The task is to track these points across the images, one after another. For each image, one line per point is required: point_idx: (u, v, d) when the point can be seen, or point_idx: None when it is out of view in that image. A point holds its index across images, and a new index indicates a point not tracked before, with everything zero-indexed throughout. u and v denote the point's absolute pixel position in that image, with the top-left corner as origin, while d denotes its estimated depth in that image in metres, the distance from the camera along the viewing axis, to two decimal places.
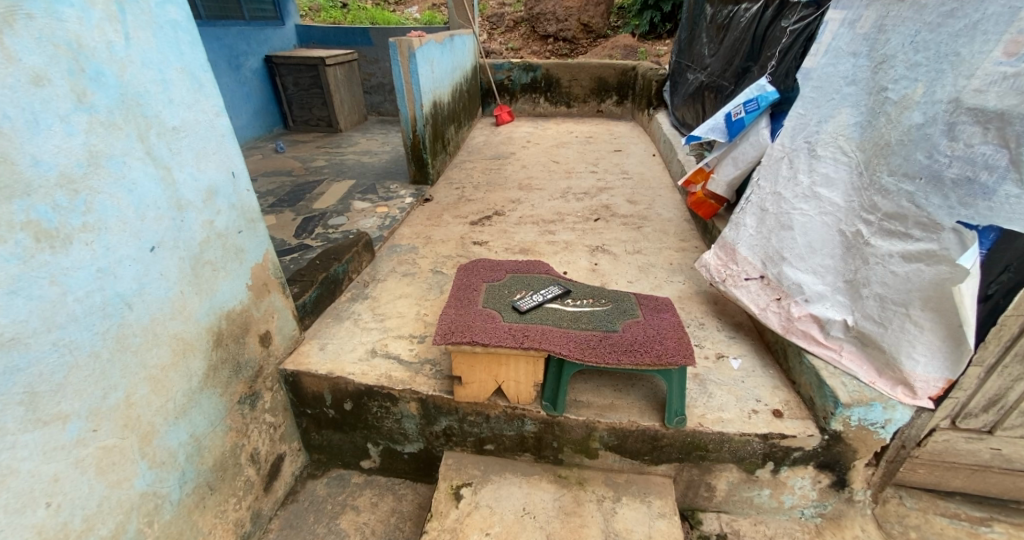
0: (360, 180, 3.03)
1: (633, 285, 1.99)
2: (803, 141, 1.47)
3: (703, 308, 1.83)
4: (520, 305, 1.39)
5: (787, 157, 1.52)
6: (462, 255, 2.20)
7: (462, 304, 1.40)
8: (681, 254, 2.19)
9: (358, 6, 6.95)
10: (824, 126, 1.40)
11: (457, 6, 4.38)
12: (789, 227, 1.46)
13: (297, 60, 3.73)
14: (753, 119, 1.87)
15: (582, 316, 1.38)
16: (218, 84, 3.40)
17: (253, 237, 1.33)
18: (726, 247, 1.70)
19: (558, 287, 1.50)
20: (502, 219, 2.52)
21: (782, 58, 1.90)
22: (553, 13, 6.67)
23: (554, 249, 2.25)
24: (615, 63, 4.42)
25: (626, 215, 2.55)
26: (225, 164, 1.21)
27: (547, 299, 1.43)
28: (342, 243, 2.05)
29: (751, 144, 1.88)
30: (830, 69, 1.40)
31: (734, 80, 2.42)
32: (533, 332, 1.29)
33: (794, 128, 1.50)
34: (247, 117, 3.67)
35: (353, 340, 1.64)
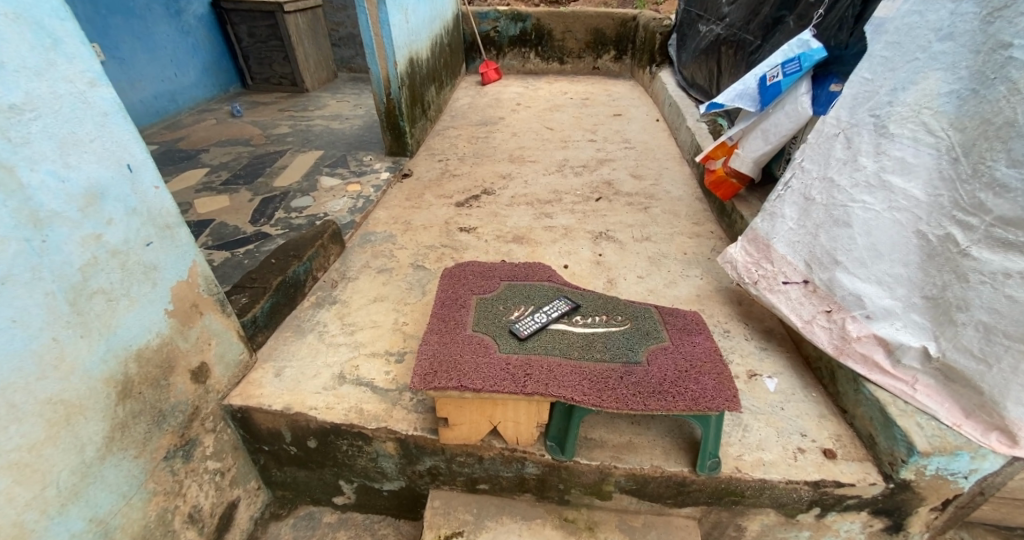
0: (329, 150, 2.64)
1: (645, 281, 1.72)
2: (868, 114, 1.17)
3: (726, 310, 1.59)
4: (519, 330, 1.11)
5: (843, 134, 1.23)
6: (447, 244, 1.90)
7: (446, 329, 1.12)
8: (696, 241, 1.92)
9: None
10: (900, 95, 1.11)
11: None
12: (847, 224, 1.20)
13: (250, 6, 3.24)
14: (791, 84, 1.55)
15: (594, 341, 1.11)
16: (156, 34, 2.92)
17: (173, 250, 1.02)
18: (758, 242, 1.45)
19: (566, 301, 1.22)
20: (492, 199, 2.20)
21: (832, 6, 1.56)
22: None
23: (552, 236, 1.96)
24: (614, 12, 3.96)
25: (631, 193, 2.25)
26: (117, 154, 0.88)
27: (553, 319, 1.16)
28: (305, 236, 1.74)
29: (786, 114, 1.57)
30: (914, 18, 1.09)
31: (760, 34, 2.07)
32: (537, 369, 1.02)
33: (855, 98, 1.21)
34: (195, 74, 3.20)
35: (316, 361, 1.36)
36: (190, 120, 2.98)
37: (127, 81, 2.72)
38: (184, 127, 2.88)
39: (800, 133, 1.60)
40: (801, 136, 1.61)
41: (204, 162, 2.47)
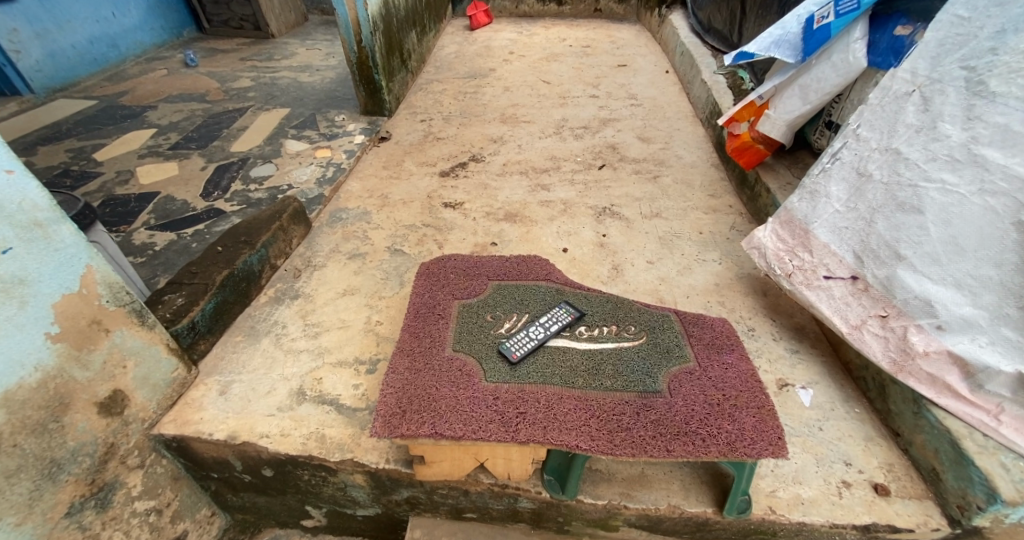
0: (297, 108, 2.24)
1: (655, 268, 1.50)
2: (959, 67, 0.92)
3: (750, 303, 1.37)
4: (509, 353, 0.89)
5: (920, 92, 0.97)
6: (429, 223, 1.65)
7: (419, 350, 0.90)
8: (713, 217, 1.68)
9: None
10: (1008, 40, 0.85)
11: None
12: (917, 209, 0.95)
13: None
14: (843, 27, 1.23)
15: (603, 362, 0.90)
16: None
17: (51, 257, 0.78)
18: (795, 225, 1.21)
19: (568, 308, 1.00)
20: (480, 167, 1.93)
21: None
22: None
23: (550, 213, 1.72)
24: None
25: (638, 159, 1.98)
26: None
27: (550, 336, 0.93)
28: (257, 218, 1.45)
29: (832, 67, 1.27)
30: None
31: None
32: (533, 404, 0.81)
33: (943, 44, 0.95)
34: (139, 14, 2.78)
35: (271, 373, 1.13)
36: (136, 71, 2.62)
37: (52, 21, 2.33)
38: (129, 79, 2.52)
39: (846, 91, 1.31)
40: (847, 94, 1.32)
41: (150, 122, 2.08)
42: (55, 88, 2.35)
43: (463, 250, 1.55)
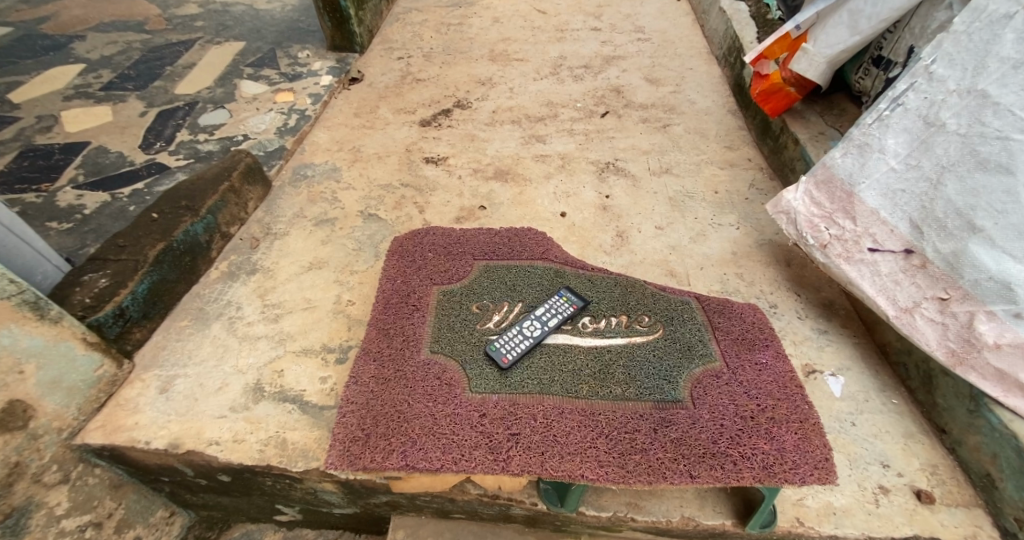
0: (252, 42, 1.90)
1: (664, 234, 1.32)
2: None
3: (771, 275, 1.21)
4: (501, 357, 0.74)
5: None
6: (408, 182, 1.44)
7: (390, 354, 0.76)
8: (729, 173, 1.49)
9: None
10: None
11: None
12: (1007, 170, 0.76)
13: None
14: None
15: (611, 364, 0.75)
16: None
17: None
18: (834, 188, 1.00)
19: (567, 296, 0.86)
20: (467, 115, 1.70)
21: None
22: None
23: (546, 170, 1.52)
24: None
25: (645, 104, 1.74)
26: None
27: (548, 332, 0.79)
28: (201, 175, 1.20)
29: None
30: None
31: None
32: (527, 422, 0.67)
33: None
34: None
35: (221, 365, 0.96)
36: None
37: None
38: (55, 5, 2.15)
39: (907, 16, 1.04)
40: (907, 21, 1.05)
41: (77, 56, 1.73)
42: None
43: (446, 215, 1.36)
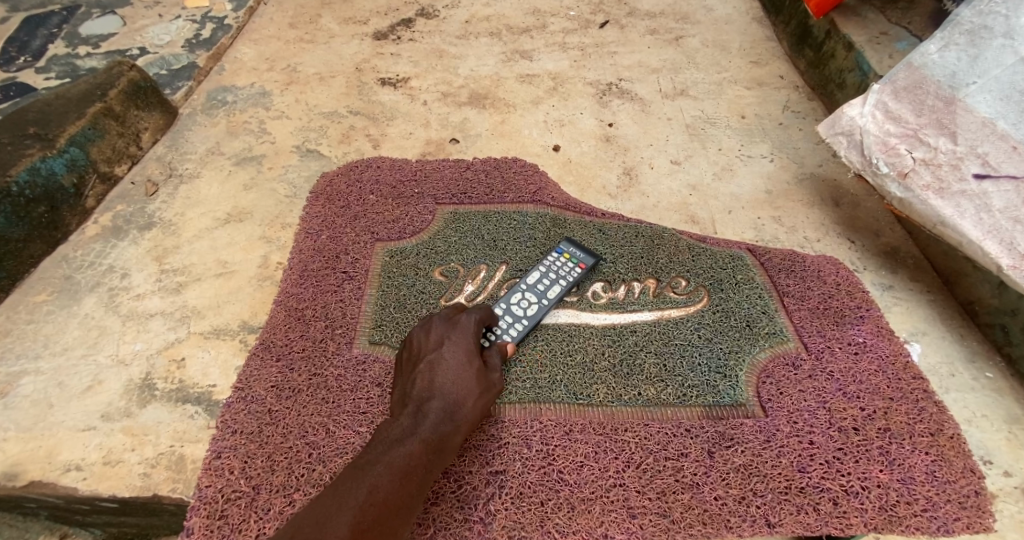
0: None
1: (683, 170, 1.05)
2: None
3: (817, 218, 0.97)
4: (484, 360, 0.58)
5: None
6: (360, 109, 1.14)
7: (307, 352, 0.63)
8: (758, 92, 1.20)
9: None
10: None
11: None
12: None
13: None
14: None
15: (642, 362, 0.60)
16: None
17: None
18: (924, 95, 0.74)
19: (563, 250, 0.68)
20: (434, 26, 1.36)
21: None
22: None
23: (533, 93, 1.22)
24: None
25: (651, 11, 1.41)
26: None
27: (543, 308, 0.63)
28: (65, 95, 0.88)
29: None
30: None
31: None
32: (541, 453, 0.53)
33: None
34: None
35: (92, 355, 0.70)
36: None
37: None
38: None
39: None
40: None
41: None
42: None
43: (409, 150, 1.07)
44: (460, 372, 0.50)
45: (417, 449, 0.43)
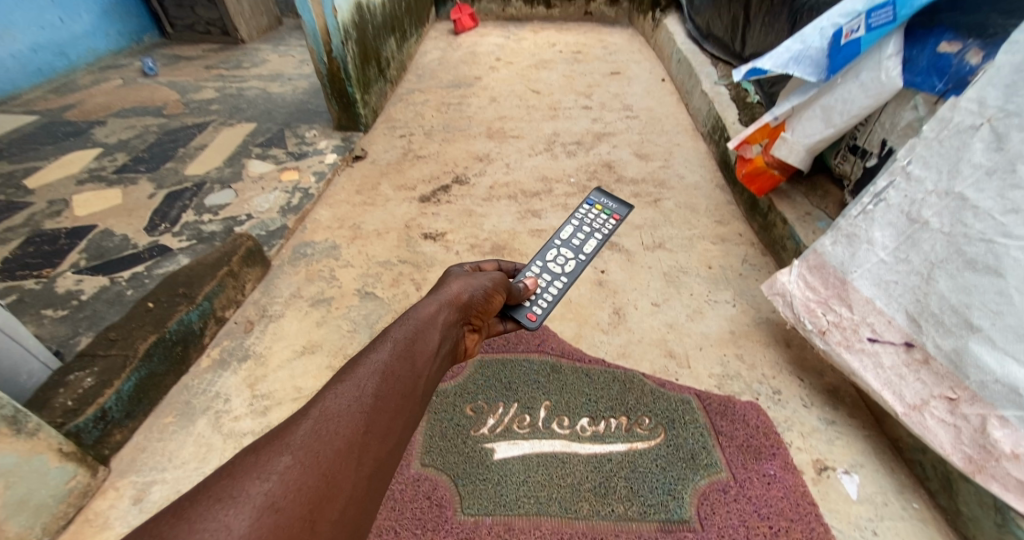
0: (263, 122, 1.86)
1: (663, 312, 1.30)
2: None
3: (772, 358, 1.19)
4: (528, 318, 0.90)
5: (992, 126, 0.74)
6: (407, 259, 1.45)
7: None
8: (722, 247, 1.49)
9: None
10: None
11: None
12: (993, 270, 0.74)
13: None
14: (877, 40, 0.91)
15: (612, 484, 0.81)
16: None
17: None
18: (829, 275, 1.00)
19: (587, 210, 1.13)
20: (465, 190, 1.74)
21: None
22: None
23: (543, 246, 1.52)
24: None
25: (636, 178, 1.78)
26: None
27: (575, 261, 1.01)
28: (202, 261, 1.21)
29: (863, 85, 0.97)
30: None
31: None
32: None
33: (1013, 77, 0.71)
34: (92, 19, 2.54)
35: (202, 467, 0.92)
36: (88, 80, 2.35)
37: None
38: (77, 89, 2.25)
39: (874, 115, 1.02)
40: (875, 118, 1.03)
41: (95, 139, 1.66)
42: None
43: None
44: (444, 287, 0.75)
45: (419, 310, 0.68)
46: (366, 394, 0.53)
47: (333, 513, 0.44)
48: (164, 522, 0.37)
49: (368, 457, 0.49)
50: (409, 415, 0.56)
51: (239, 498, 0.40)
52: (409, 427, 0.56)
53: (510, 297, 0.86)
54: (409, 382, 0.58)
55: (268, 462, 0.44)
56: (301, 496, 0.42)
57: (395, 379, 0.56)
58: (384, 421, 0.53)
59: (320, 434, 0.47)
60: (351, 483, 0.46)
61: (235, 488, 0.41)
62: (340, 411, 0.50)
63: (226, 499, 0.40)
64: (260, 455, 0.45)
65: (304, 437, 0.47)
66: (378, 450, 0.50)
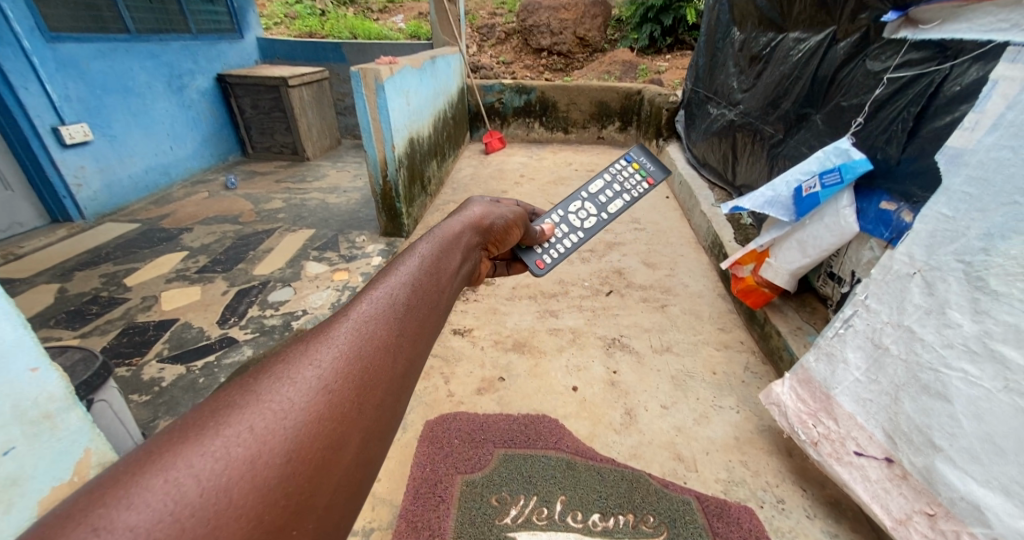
0: (321, 229, 2.23)
1: (671, 412, 1.39)
2: (954, 259, 0.86)
3: (775, 464, 1.25)
4: (536, 265, 1.05)
5: (922, 276, 0.92)
6: (437, 353, 1.60)
7: None
8: (725, 354, 1.61)
9: (337, 13, 6.08)
10: (998, 244, 0.79)
11: (442, 23, 3.48)
12: (943, 396, 0.87)
13: (255, 81, 3.34)
14: (832, 195, 1.15)
15: None
16: (159, 110, 3.00)
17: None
18: (815, 389, 1.13)
19: (625, 167, 1.30)
20: (490, 291, 1.95)
21: (872, 114, 1.21)
22: (548, 24, 4.86)
23: (559, 343, 1.67)
24: (618, 85, 3.48)
25: (645, 286, 1.97)
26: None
27: (594, 219, 1.17)
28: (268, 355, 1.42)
29: (825, 227, 1.17)
30: (1000, 151, 0.80)
31: (784, 129, 1.72)
32: None
33: (930, 237, 0.91)
34: (193, 145, 3.27)
35: None
36: (182, 193, 2.94)
37: (117, 158, 2.69)
38: (173, 201, 2.75)
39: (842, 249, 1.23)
40: (844, 252, 1.24)
41: (183, 245, 2.10)
42: (105, 213, 2.61)
43: (469, 384, 1.47)
44: (465, 212, 0.80)
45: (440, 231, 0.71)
46: (400, 299, 0.55)
47: (377, 397, 0.47)
48: (230, 396, 0.41)
49: (405, 354, 0.51)
50: (440, 313, 0.58)
51: (295, 380, 0.43)
52: (440, 324, 0.58)
53: (522, 232, 0.97)
54: (438, 289, 0.60)
55: (315, 350, 0.46)
56: (348, 381, 0.45)
57: (426, 286, 0.59)
58: (416, 321, 0.54)
59: (359, 326, 0.49)
60: (391, 375, 0.49)
61: (290, 370, 0.44)
62: (376, 309, 0.52)
63: (284, 379, 0.43)
64: (306, 344, 0.46)
65: (345, 328, 0.49)
66: (415, 343, 0.52)
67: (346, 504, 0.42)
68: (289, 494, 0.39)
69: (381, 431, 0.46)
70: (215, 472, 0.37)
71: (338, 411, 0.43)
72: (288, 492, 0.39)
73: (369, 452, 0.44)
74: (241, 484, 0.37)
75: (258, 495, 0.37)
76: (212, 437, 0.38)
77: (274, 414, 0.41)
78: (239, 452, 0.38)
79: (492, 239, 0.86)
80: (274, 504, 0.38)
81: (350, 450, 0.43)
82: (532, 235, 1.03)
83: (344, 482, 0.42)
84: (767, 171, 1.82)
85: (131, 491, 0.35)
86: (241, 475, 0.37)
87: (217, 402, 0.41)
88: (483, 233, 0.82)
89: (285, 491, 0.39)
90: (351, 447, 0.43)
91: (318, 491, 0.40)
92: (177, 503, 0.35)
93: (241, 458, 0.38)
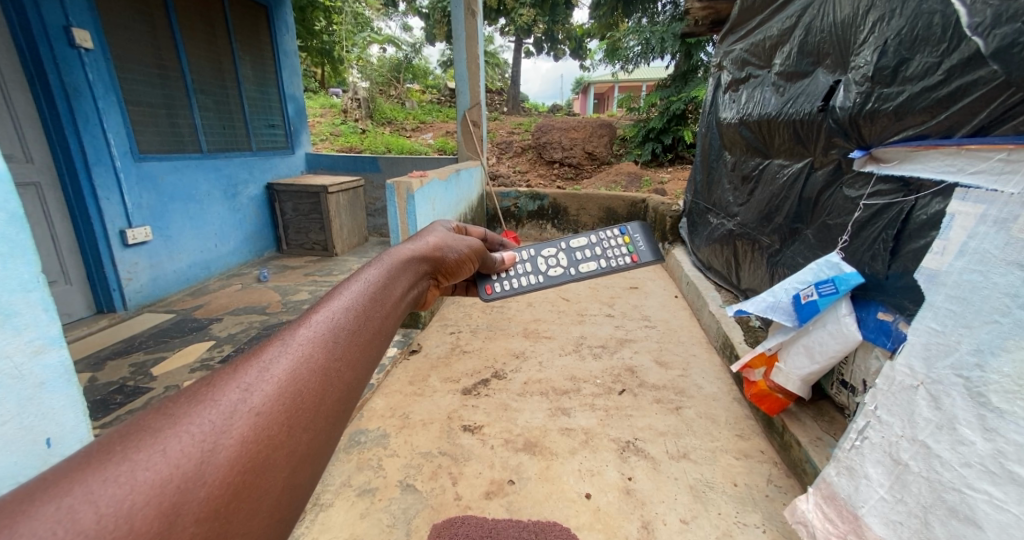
0: None
1: (690, 528, 1.31)
2: (953, 373, 0.89)
3: None
4: (485, 289, 1.14)
5: (925, 388, 0.93)
6: (447, 452, 1.59)
7: None
8: (745, 463, 1.55)
9: (372, 130, 6.85)
10: (990, 360, 0.83)
11: (467, 138, 3.88)
12: (973, 522, 0.84)
13: (298, 188, 3.70)
14: (829, 303, 1.20)
15: None
16: (211, 215, 3.31)
17: (67, 428, 0.88)
18: (838, 506, 1.07)
19: (614, 238, 1.28)
20: (501, 385, 1.96)
21: (857, 233, 1.32)
22: (559, 141, 5.39)
23: (571, 444, 1.64)
24: (624, 194, 3.75)
25: (657, 385, 1.96)
26: (20, 317, 0.80)
27: (560, 271, 1.21)
28: None
29: (828, 334, 1.21)
30: (975, 276, 0.87)
31: (780, 241, 1.84)
32: None
33: (925, 350, 0.94)
34: (235, 242, 3.54)
35: None
36: (216, 286, 3.14)
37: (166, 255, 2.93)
38: (207, 294, 2.93)
39: (850, 356, 1.25)
40: (852, 359, 1.26)
41: (212, 334, 2.22)
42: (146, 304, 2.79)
43: (476, 488, 1.44)
44: (421, 243, 0.85)
45: (389, 258, 0.74)
46: (342, 322, 0.56)
47: (306, 421, 0.48)
48: (148, 423, 0.41)
49: (339, 380, 0.52)
50: (385, 337, 0.60)
51: (219, 404, 0.44)
52: (384, 348, 0.60)
53: (476, 264, 1.04)
54: (385, 315, 0.62)
55: (244, 374, 0.47)
56: (277, 406, 0.46)
57: (372, 311, 0.61)
58: (356, 346, 0.55)
59: (295, 348, 0.50)
60: (323, 403, 0.50)
61: (215, 393, 0.44)
62: (316, 332, 0.53)
63: (208, 403, 0.44)
64: (235, 369, 0.47)
65: (280, 352, 0.50)
66: (354, 367, 0.54)
67: (263, 530, 0.43)
68: (199, 522, 0.39)
69: (308, 457, 0.47)
70: (119, 498, 0.37)
71: (265, 434, 0.44)
72: (198, 519, 0.39)
73: (294, 478, 0.46)
74: (146, 511, 0.37)
75: (164, 522, 0.37)
76: (118, 463, 0.38)
77: (193, 437, 0.41)
78: (149, 477, 0.38)
79: (442, 270, 0.92)
80: (182, 530, 0.38)
81: (272, 476, 0.44)
82: (489, 262, 1.12)
83: (261, 508, 0.43)
84: (768, 277, 1.91)
85: (17, 519, 0.34)
86: (147, 501, 0.37)
87: (134, 426, 0.41)
88: (434, 263, 0.87)
89: (196, 517, 0.39)
90: (274, 472, 0.44)
91: (231, 519, 0.41)
92: (67, 530, 0.34)
93: (149, 483, 0.38)
